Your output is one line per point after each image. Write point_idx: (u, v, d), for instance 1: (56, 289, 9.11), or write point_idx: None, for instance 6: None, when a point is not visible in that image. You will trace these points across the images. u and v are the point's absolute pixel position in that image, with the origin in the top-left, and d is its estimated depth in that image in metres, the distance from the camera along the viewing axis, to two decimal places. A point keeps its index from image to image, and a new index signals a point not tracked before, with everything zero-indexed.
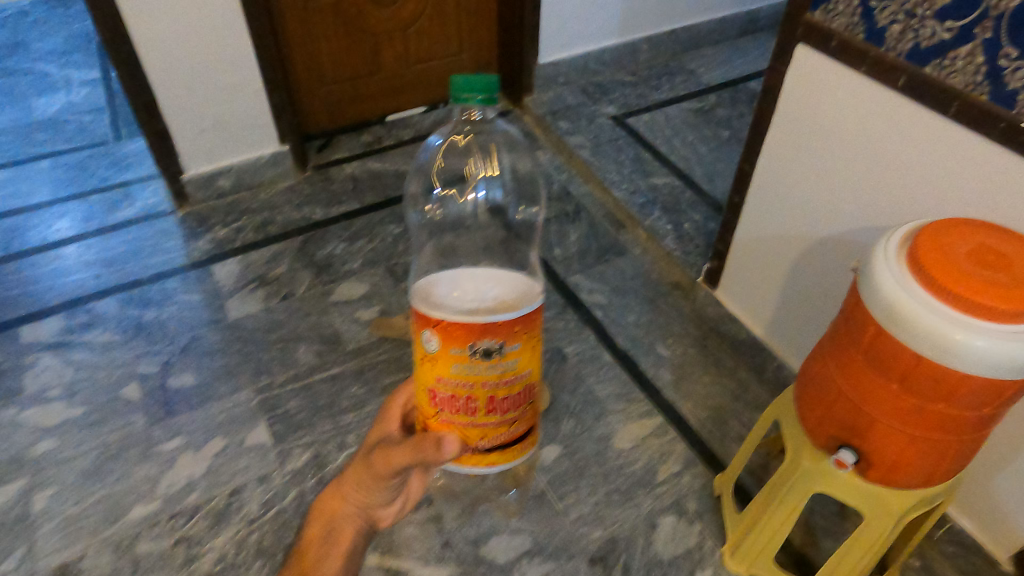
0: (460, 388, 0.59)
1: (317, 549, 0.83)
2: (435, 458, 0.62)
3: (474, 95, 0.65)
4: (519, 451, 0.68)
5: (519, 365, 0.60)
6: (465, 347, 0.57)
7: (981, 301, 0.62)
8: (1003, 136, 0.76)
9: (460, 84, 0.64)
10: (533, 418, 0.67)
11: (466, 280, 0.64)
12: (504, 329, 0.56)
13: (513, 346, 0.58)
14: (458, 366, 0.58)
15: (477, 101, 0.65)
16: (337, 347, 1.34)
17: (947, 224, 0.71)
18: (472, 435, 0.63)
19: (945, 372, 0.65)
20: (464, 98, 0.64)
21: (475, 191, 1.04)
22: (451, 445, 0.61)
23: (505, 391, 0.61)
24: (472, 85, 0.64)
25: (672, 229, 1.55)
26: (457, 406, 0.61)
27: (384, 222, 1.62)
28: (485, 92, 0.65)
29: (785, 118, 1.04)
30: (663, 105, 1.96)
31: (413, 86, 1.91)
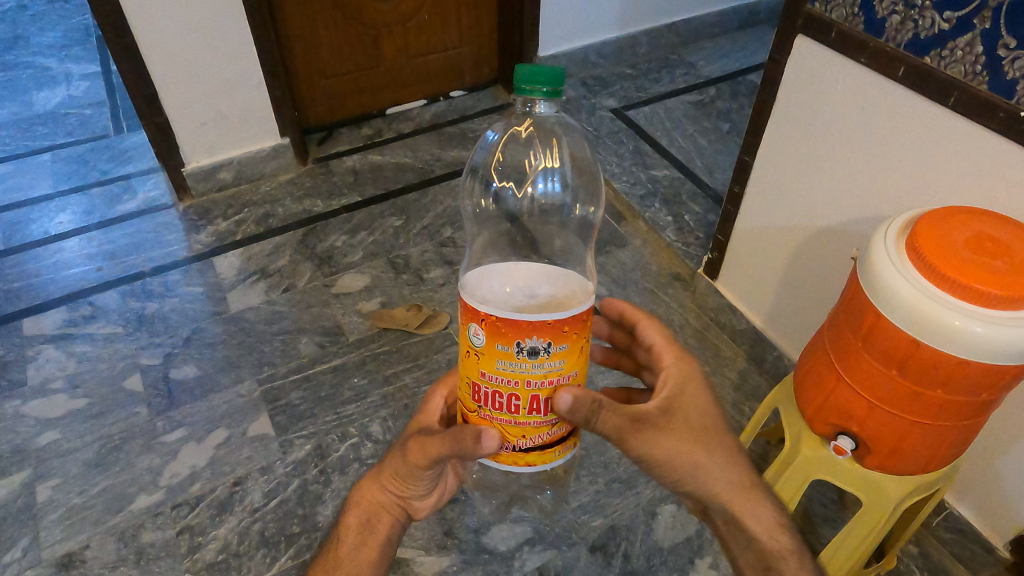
0: (504, 386, 0.54)
1: (351, 539, 0.78)
2: (476, 451, 0.57)
3: (538, 87, 0.58)
4: (559, 453, 0.60)
5: (566, 365, 0.54)
6: (511, 344, 0.52)
7: (979, 288, 0.63)
8: (1003, 125, 0.76)
9: (524, 76, 0.57)
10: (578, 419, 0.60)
11: (517, 273, 0.60)
12: (553, 326, 0.51)
13: (560, 346, 0.53)
14: (503, 362, 0.53)
15: (542, 94, 0.58)
16: (338, 339, 1.35)
17: (945, 212, 0.71)
18: (511, 434, 0.57)
19: (942, 359, 0.66)
20: (528, 91, 0.58)
21: (535, 186, 0.96)
22: (491, 438, 0.57)
23: (551, 390, 0.55)
24: (539, 76, 0.57)
25: (672, 221, 1.56)
26: (499, 404, 0.56)
27: (385, 214, 1.63)
28: (551, 83, 0.58)
29: (786, 108, 1.04)
30: (663, 97, 1.96)
31: (414, 79, 1.91)
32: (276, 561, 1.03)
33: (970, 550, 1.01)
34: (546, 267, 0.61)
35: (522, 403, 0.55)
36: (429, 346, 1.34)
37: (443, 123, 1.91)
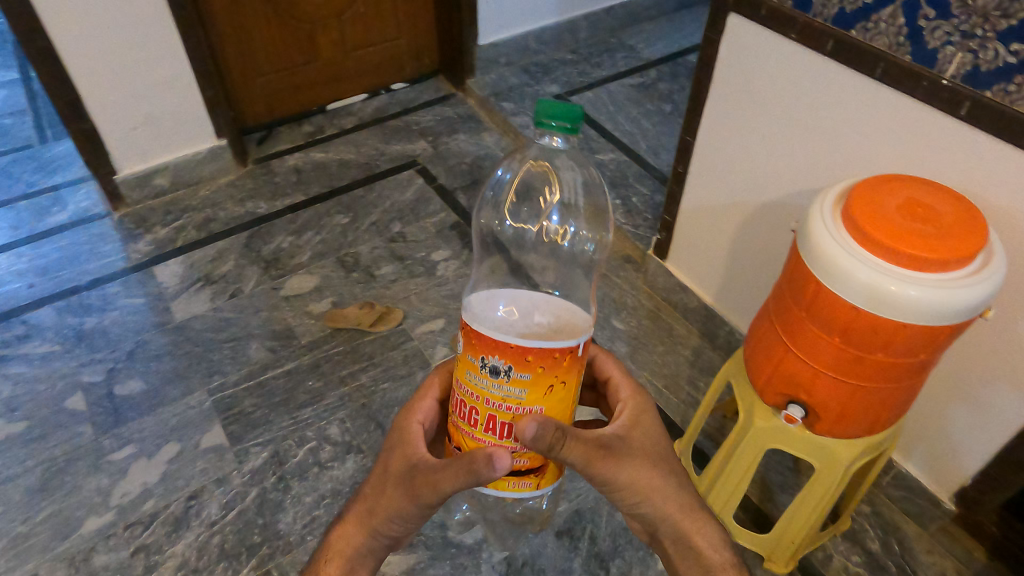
0: (466, 396, 0.55)
1: None
2: (485, 475, 0.54)
3: (555, 123, 0.59)
4: (513, 486, 0.57)
5: (527, 397, 0.52)
6: (477, 357, 0.53)
7: (911, 252, 0.65)
8: (926, 94, 0.79)
9: (545, 111, 0.58)
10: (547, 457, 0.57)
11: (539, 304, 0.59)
12: (512, 350, 0.50)
13: (521, 374, 0.51)
14: (471, 373, 0.54)
15: (558, 129, 0.59)
16: (290, 342, 1.32)
17: (877, 181, 0.73)
18: (469, 445, 0.57)
19: (882, 324, 0.68)
20: (550, 126, 0.58)
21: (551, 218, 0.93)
22: (505, 462, 0.53)
23: (509, 417, 0.54)
24: (560, 112, 0.58)
25: (620, 204, 1.57)
26: (462, 413, 0.57)
27: (331, 212, 1.59)
28: (566, 120, 0.59)
29: (722, 87, 1.06)
30: (606, 81, 1.96)
31: (353, 74, 1.87)
32: (239, 573, 1.01)
33: (918, 504, 1.06)
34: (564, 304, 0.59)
35: (480, 418, 0.55)
36: (384, 344, 1.32)
37: (386, 116, 1.88)
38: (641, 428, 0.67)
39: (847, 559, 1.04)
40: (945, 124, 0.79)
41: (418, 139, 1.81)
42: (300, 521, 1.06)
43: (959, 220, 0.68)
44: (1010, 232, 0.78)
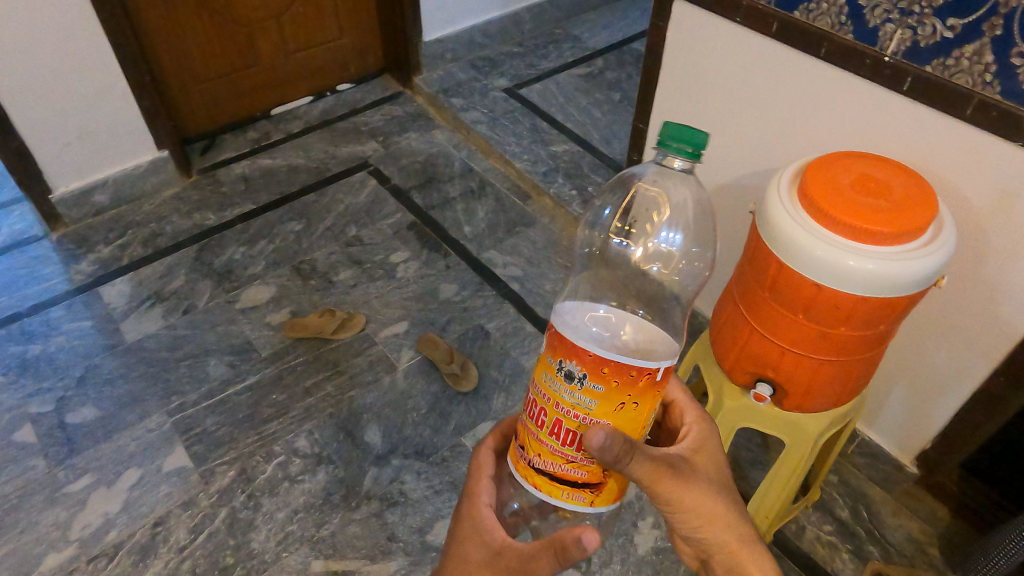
0: (537, 396, 0.53)
1: None
2: (574, 557, 0.55)
3: (682, 147, 0.57)
4: (567, 496, 0.55)
5: (597, 409, 0.50)
6: (555, 360, 0.51)
7: (867, 227, 0.67)
8: (870, 72, 0.81)
9: (670, 131, 0.57)
10: (608, 474, 0.54)
11: (628, 327, 0.59)
12: (590, 359, 0.48)
13: (594, 385, 0.49)
14: (546, 374, 0.52)
15: (683, 153, 0.57)
16: (250, 356, 1.28)
17: (831, 158, 0.74)
18: (530, 445, 0.55)
19: (844, 299, 0.70)
20: (670, 148, 0.57)
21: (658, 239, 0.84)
22: (594, 542, 0.54)
23: (575, 425, 0.51)
24: (685, 136, 0.57)
25: (577, 194, 1.57)
26: (530, 412, 0.54)
27: (283, 220, 1.55)
28: (696, 149, 0.57)
29: (672, 73, 1.07)
30: (553, 72, 1.96)
31: (296, 76, 1.83)
32: None
33: (882, 470, 1.10)
34: (649, 331, 0.60)
35: (546, 421, 0.53)
36: (348, 351, 1.29)
37: (333, 118, 1.84)
38: (705, 451, 0.65)
39: (819, 528, 1.06)
40: (888, 101, 0.81)
41: (369, 140, 1.77)
42: (274, 538, 1.04)
43: (910, 193, 0.70)
44: (956, 202, 0.81)
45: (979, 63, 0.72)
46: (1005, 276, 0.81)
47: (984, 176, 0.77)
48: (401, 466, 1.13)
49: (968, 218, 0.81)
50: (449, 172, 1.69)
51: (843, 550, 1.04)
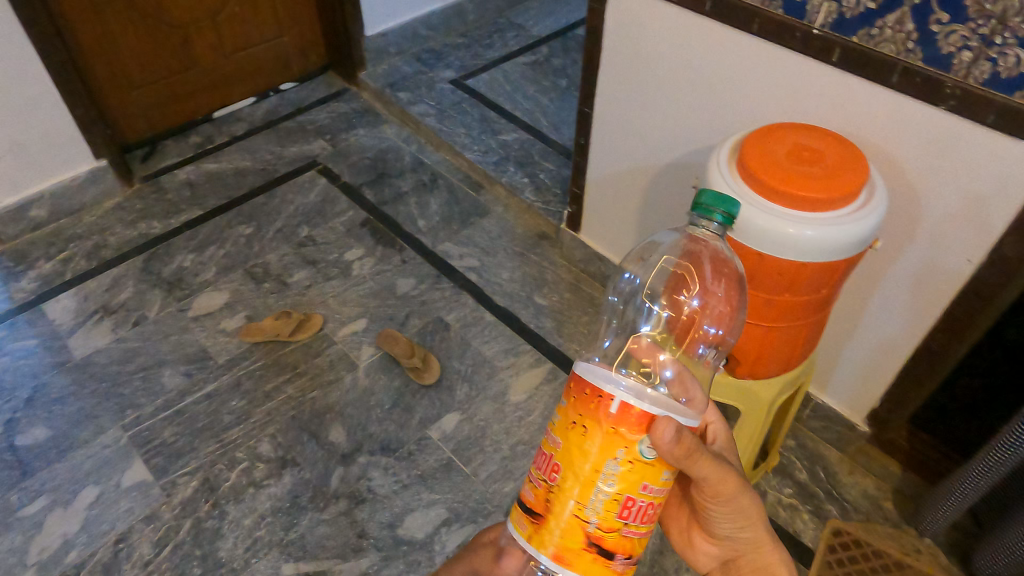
0: None
1: None
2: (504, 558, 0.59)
3: (716, 211, 0.59)
4: (518, 521, 0.55)
5: (559, 425, 0.52)
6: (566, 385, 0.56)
7: (804, 195, 0.69)
8: (800, 44, 0.83)
9: (707, 196, 0.59)
10: (550, 507, 0.52)
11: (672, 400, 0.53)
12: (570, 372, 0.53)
13: (564, 401, 0.53)
14: None
15: (718, 216, 0.59)
16: (206, 363, 1.26)
17: (766, 129, 0.76)
18: None
19: (784, 266, 0.72)
20: (706, 210, 0.59)
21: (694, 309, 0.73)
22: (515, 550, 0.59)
23: (546, 443, 0.54)
24: (720, 201, 0.59)
25: (529, 181, 1.57)
26: None
27: (232, 224, 1.52)
28: (729, 212, 0.59)
29: (612, 55, 1.07)
30: (499, 62, 1.96)
31: (237, 77, 1.79)
32: None
33: (836, 432, 1.13)
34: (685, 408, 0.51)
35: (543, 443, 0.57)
36: (307, 352, 1.28)
37: (278, 118, 1.81)
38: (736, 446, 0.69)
39: (780, 493, 1.10)
40: (819, 72, 0.84)
41: (316, 138, 1.75)
42: (241, 545, 1.03)
43: (842, 160, 0.72)
44: (887, 167, 0.84)
45: (901, 32, 0.75)
46: (938, 236, 0.84)
47: (912, 140, 0.80)
48: (367, 463, 1.13)
49: (899, 181, 0.84)
50: (400, 167, 1.67)
51: (803, 511, 1.09)
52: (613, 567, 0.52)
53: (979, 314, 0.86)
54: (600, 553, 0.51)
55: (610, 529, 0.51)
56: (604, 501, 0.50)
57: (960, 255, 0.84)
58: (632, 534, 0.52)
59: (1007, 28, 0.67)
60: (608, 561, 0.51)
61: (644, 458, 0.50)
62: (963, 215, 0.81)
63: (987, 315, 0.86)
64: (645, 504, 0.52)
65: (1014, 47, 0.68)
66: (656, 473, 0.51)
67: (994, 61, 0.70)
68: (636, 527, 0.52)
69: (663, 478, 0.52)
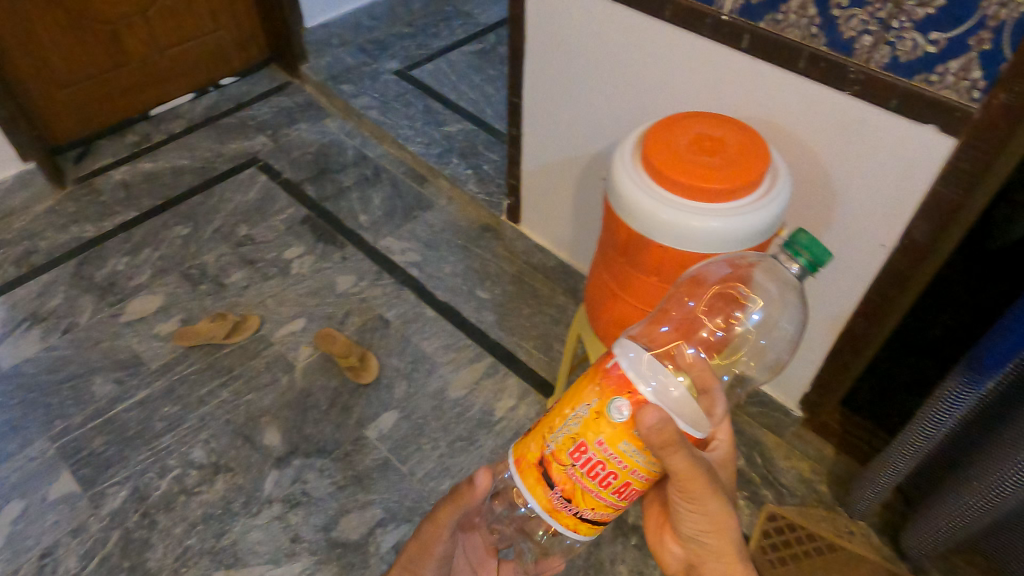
0: None
1: None
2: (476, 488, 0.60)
3: (802, 255, 0.62)
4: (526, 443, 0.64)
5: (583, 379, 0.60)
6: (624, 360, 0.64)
7: (703, 187, 0.68)
8: (711, 31, 0.82)
9: (801, 238, 0.63)
10: (538, 428, 0.61)
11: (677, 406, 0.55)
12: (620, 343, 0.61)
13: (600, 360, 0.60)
14: None
15: (803, 260, 0.62)
16: (138, 370, 1.23)
17: (668, 119, 0.74)
18: None
19: (688, 257, 0.71)
20: (795, 250, 0.63)
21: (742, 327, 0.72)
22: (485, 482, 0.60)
23: None
24: (813, 249, 0.62)
25: (472, 173, 1.55)
26: None
27: (169, 224, 1.49)
28: (815, 262, 0.62)
29: (534, 44, 1.06)
30: (445, 51, 1.93)
31: (173, 73, 1.74)
32: None
33: (772, 416, 1.14)
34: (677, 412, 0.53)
35: None
36: (243, 354, 1.26)
37: (218, 115, 1.77)
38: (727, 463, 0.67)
39: None
40: (729, 57, 0.83)
41: (257, 134, 1.71)
42: (171, 554, 1.01)
43: (743, 148, 0.71)
44: (800, 152, 0.84)
45: (804, 17, 0.74)
46: (852, 222, 0.84)
47: (821, 126, 0.80)
48: (302, 466, 1.11)
49: (810, 167, 0.84)
50: (343, 161, 1.65)
51: (739, 497, 1.09)
52: (547, 495, 0.58)
53: (896, 299, 0.86)
54: (545, 479, 0.58)
55: (556, 461, 0.57)
56: (564, 435, 0.56)
57: (873, 241, 0.84)
58: (578, 482, 0.56)
59: (902, 12, 0.66)
60: (544, 487, 0.57)
61: (610, 417, 0.54)
62: (873, 200, 0.81)
63: (904, 298, 0.86)
64: (597, 463, 0.55)
65: (910, 30, 0.67)
66: (614, 439, 0.54)
67: (893, 45, 0.69)
68: (581, 477, 0.56)
69: (622, 447, 0.54)
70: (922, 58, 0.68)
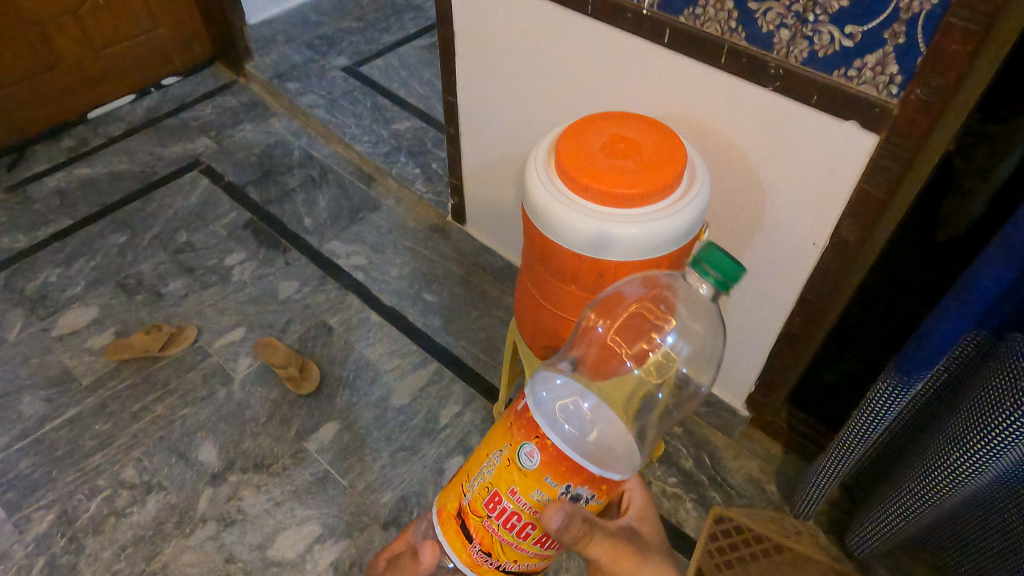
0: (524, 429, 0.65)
1: None
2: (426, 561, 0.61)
3: (712, 273, 0.59)
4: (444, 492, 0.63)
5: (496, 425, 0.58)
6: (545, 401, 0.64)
7: (613, 192, 0.65)
8: (633, 25, 0.79)
9: (710, 253, 0.59)
10: (455, 479, 0.60)
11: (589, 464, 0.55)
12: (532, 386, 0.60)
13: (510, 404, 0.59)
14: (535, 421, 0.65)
15: (712, 279, 0.59)
16: (69, 386, 1.18)
17: (582, 122, 0.71)
18: None
19: (604, 265, 0.69)
20: (703, 269, 0.59)
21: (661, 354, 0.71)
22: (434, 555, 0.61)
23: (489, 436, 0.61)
24: (724, 267, 0.58)
25: (420, 172, 1.52)
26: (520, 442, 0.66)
27: (105, 232, 1.44)
28: (726, 279, 0.58)
29: (464, 41, 1.02)
30: (395, 46, 1.89)
31: (111, 74, 1.68)
32: None
33: (719, 417, 1.12)
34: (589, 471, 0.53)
35: None
36: (179, 367, 1.21)
37: (160, 116, 1.71)
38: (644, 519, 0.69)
39: (664, 483, 1.09)
40: (652, 53, 0.80)
41: (200, 136, 1.66)
42: None
43: (658, 150, 0.68)
44: (728, 151, 0.81)
45: (722, 11, 0.71)
46: (783, 222, 0.82)
47: (747, 124, 0.77)
48: (239, 482, 1.07)
49: (738, 166, 0.81)
50: (288, 162, 1.60)
51: (686, 500, 1.07)
52: (467, 548, 0.57)
53: (830, 299, 0.85)
54: (463, 530, 0.57)
55: (474, 512, 0.56)
56: (479, 484, 0.56)
57: (805, 240, 0.81)
58: (493, 531, 0.55)
59: (817, 5, 0.64)
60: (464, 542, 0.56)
61: (520, 465, 0.53)
62: (803, 199, 0.78)
63: (838, 298, 0.84)
64: (512, 512, 0.54)
65: (826, 24, 0.64)
66: (527, 487, 0.53)
67: (810, 39, 0.66)
68: (499, 528, 0.55)
69: (534, 495, 0.53)
70: (839, 52, 0.65)
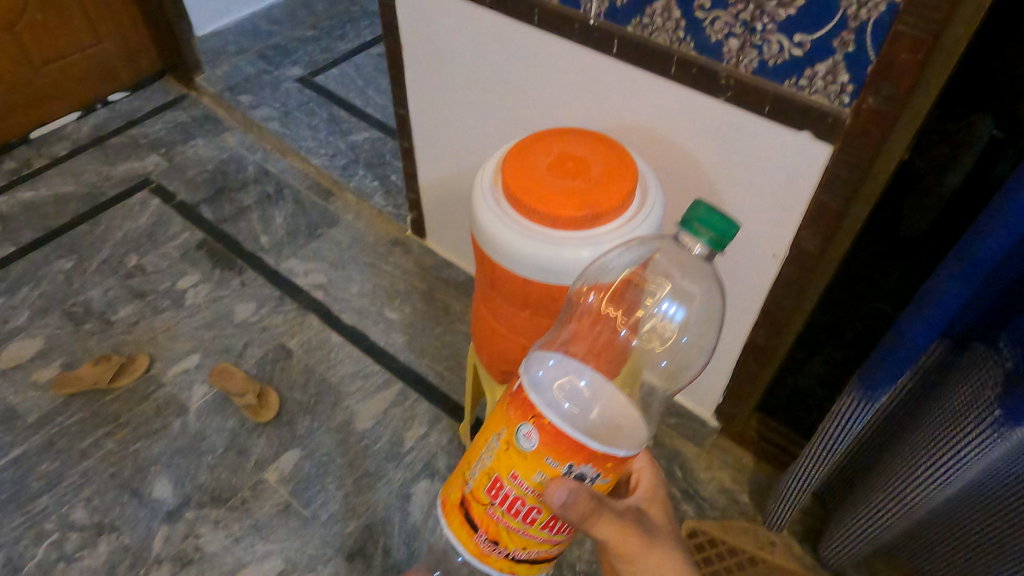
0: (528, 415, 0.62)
1: None
2: None
3: (702, 233, 0.53)
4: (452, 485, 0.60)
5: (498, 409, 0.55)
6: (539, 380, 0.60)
7: (561, 214, 0.62)
8: (580, 36, 0.77)
9: (699, 213, 0.53)
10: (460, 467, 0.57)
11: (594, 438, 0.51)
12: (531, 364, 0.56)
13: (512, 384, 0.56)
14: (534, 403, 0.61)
15: (703, 238, 0.53)
16: (13, 425, 1.13)
17: (529, 140, 0.69)
18: None
19: (556, 289, 0.66)
20: (692, 229, 0.53)
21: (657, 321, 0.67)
22: None
23: None
24: (712, 224, 0.53)
25: (378, 185, 1.49)
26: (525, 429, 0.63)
27: (51, 259, 1.38)
28: (717, 238, 0.53)
29: (412, 54, 0.99)
30: (351, 54, 1.85)
31: (53, 92, 1.62)
32: None
33: (690, 427, 1.10)
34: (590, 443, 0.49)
35: None
36: (130, 399, 1.17)
37: (107, 134, 1.65)
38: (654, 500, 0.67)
39: None
40: (600, 64, 0.78)
41: (150, 153, 1.61)
42: None
43: (607, 167, 0.66)
44: (683, 163, 0.79)
45: (670, 20, 0.69)
46: (742, 232, 0.80)
47: (701, 135, 0.75)
48: (195, 518, 1.03)
49: (693, 178, 0.79)
50: (243, 178, 1.55)
51: None
52: (473, 538, 0.54)
53: (792, 309, 0.83)
54: (469, 519, 0.54)
55: (478, 500, 0.53)
56: (480, 471, 0.53)
57: (765, 251, 0.80)
58: (500, 521, 0.53)
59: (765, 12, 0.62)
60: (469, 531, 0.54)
61: (519, 447, 0.49)
62: (761, 210, 0.76)
63: (801, 308, 0.82)
64: (514, 497, 0.51)
65: (774, 33, 0.62)
66: (528, 469, 0.49)
67: (759, 49, 0.64)
68: (504, 516, 0.52)
69: (535, 478, 0.49)
70: (789, 61, 0.63)
